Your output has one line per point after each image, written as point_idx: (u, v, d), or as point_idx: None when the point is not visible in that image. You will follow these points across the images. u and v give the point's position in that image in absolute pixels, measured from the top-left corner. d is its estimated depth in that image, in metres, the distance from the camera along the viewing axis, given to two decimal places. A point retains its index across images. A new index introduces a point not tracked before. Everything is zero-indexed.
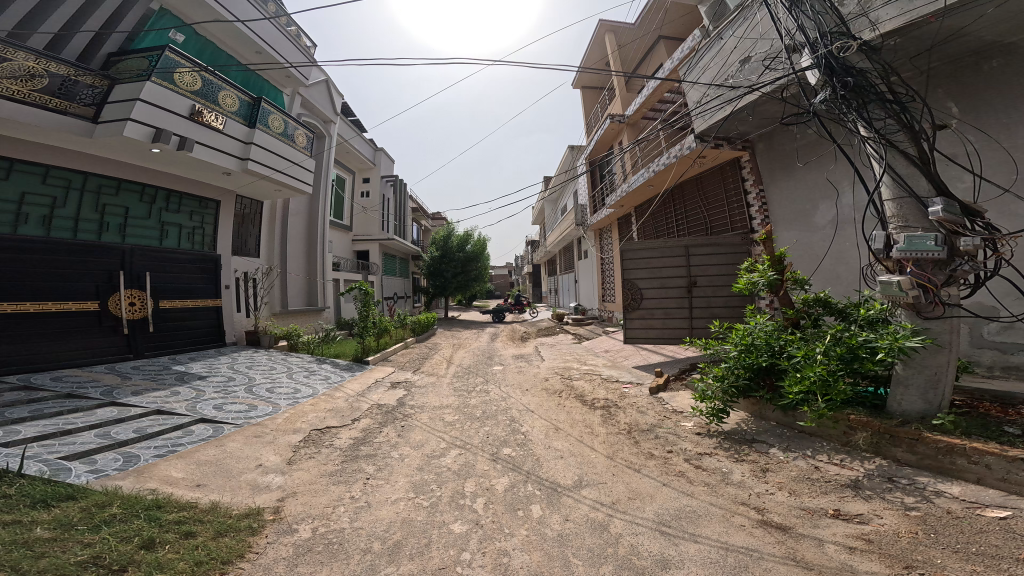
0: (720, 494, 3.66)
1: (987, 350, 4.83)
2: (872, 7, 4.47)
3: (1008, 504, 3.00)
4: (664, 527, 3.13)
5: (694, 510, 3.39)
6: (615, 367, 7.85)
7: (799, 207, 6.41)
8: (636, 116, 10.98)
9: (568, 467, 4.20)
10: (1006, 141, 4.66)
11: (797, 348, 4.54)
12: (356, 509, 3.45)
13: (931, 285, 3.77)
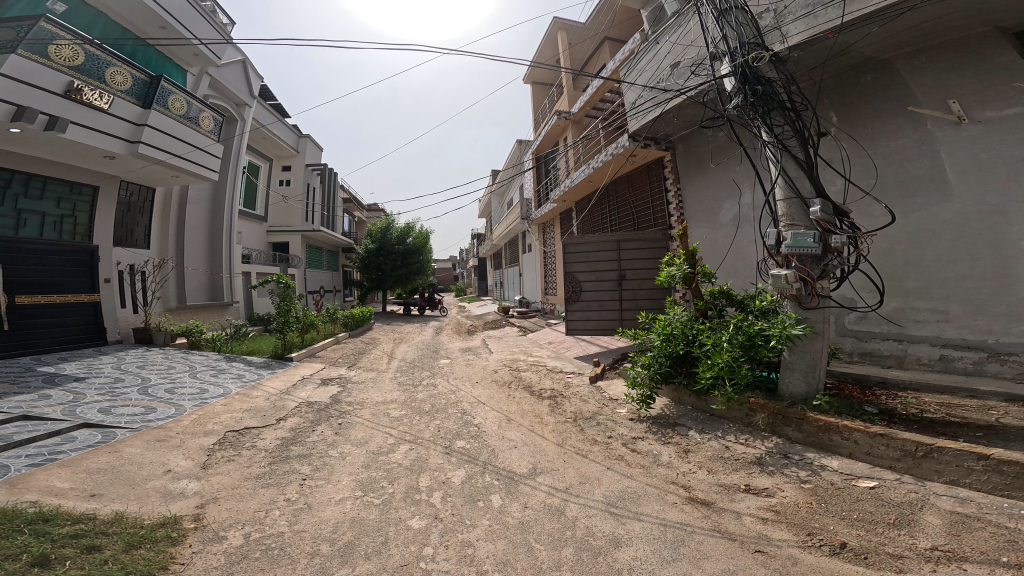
0: (653, 474, 3.92)
1: (847, 338, 5.51)
2: (784, 22, 4.91)
3: (875, 475, 3.51)
4: (613, 508, 3.31)
5: (634, 491, 3.61)
6: (560, 358, 8.07)
7: (708, 206, 6.89)
8: (581, 114, 11.27)
9: (522, 456, 4.28)
10: (870, 149, 5.24)
11: (707, 336, 4.92)
12: (294, 512, 3.30)
13: (809, 278, 4.22)
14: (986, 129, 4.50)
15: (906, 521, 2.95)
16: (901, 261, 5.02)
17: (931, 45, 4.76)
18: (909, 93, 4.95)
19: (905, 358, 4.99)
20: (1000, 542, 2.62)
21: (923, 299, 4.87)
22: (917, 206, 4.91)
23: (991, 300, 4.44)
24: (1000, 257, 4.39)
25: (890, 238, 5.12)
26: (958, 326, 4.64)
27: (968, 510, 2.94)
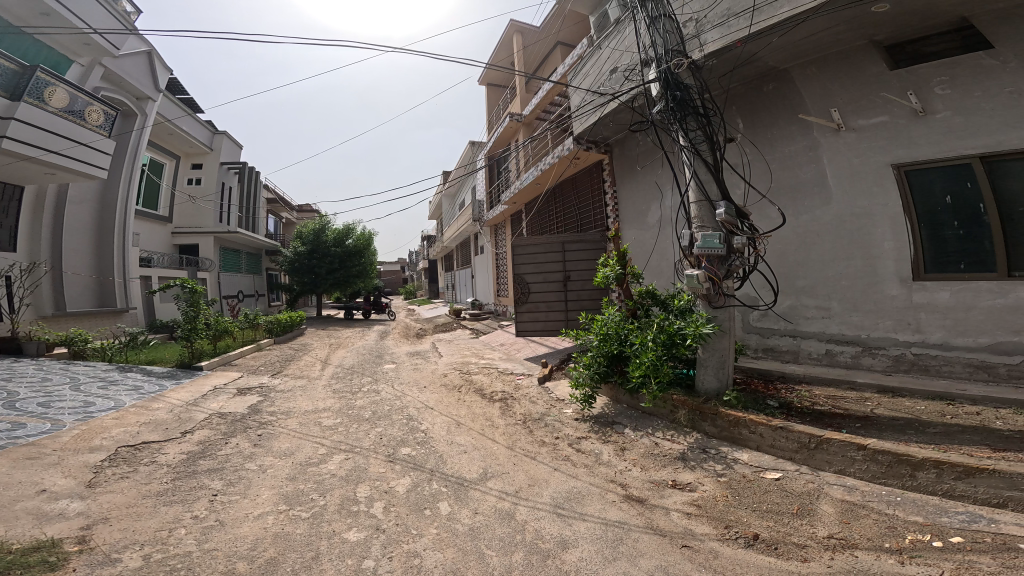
0: (596, 473, 3.97)
1: (753, 334, 5.98)
2: (703, 30, 5.15)
3: (781, 466, 3.81)
4: (560, 509, 3.33)
5: (580, 490, 3.64)
6: (510, 360, 8.05)
7: (638, 208, 7.17)
8: (531, 117, 11.40)
9: (472, 460, 4.20)
10: (768, 156, 5.66)
11: (635, 335, 5.12)
12: (204, 531, 2.95)
13: (717, 277, 4.53)
14: (858, 135, 4.94)
15: (807, 510, 3.21)
16: (793, 261, 5.52)
17: (819, 58, 5.08)
18: (801, 102, 5.30)
19: (800, 353, 5.47)
20: (885, 528, 2.90)
21: (812, 297, 5.38)
22: (805, 210, 5.40)
23: (863, 298, 4.97)
24: (869, 257, 4.93)
25: (784, 238, 5.60)
26: (839, 322, 5.15)
27: (856, 499, 3.25)
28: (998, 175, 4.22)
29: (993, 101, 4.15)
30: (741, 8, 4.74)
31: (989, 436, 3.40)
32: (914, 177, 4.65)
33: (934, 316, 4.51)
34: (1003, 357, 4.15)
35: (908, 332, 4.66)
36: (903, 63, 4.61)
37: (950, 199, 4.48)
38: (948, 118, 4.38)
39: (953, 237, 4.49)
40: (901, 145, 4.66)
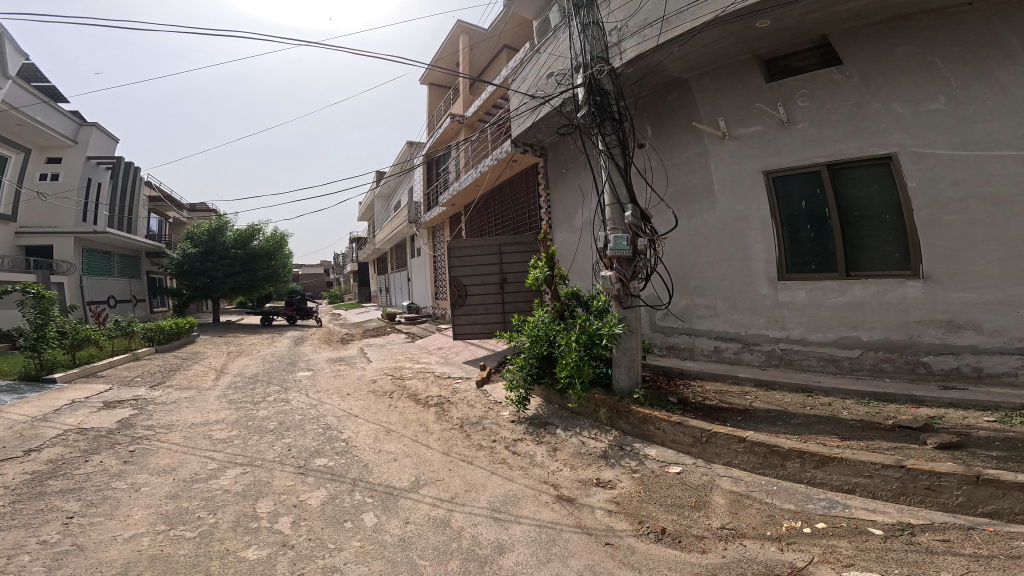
0: (530, 475, 3.96)
1: (658, 333, 6.27)
2: (623, 38, 5.25)
3: (681, 460, 4.06)
4: (497, 513, 3.34)
5: (515, 493, 3.66)
6: (447, 363, 7.80)
7: (565, 210, 7.29)
8: (473, 120, 11.26)
9: (403, 468, 3.96)
10: (668, 162, 5.95)
11: (560, 336, 5.12)
12: (54, 556, 2.45)
13: (625, 279, 4.72)
14: (739, 144, 5.30)
15: (704, 502, 3.46)
16: (686, 262, 5.87)
17: (709, 68, 5.32)
18: (696, 113, 5.56)
19: (695, 349, 5.81)
20: (766, 517, 3.18)
21: (702, 296, 5.74)
22: (696, 213, 5.74)
23: (741, 296, 5.40)
24: (744, 258, 5.36)
25: (679, 240, 5.93)
26: (724, 319, 5.56)
27: (743, 488, 3.54)
28: (842, 184, 4.73)
29: (837, 114, 4.64)
30: (653, 18, 4.90)
31: (839, 425, 3.82)
32: (779, 184, 5.10)
33: (794, 313, 5.01)
34: (845, 348, 4.71)
35: (775, 329, 5.15)
36: (777, 77, 4.96)
37: (805, 205, 4.96)
38: (806, 130, 4.82)
39: (807, 240, 4.98)
40: (770, 154, 5.07)
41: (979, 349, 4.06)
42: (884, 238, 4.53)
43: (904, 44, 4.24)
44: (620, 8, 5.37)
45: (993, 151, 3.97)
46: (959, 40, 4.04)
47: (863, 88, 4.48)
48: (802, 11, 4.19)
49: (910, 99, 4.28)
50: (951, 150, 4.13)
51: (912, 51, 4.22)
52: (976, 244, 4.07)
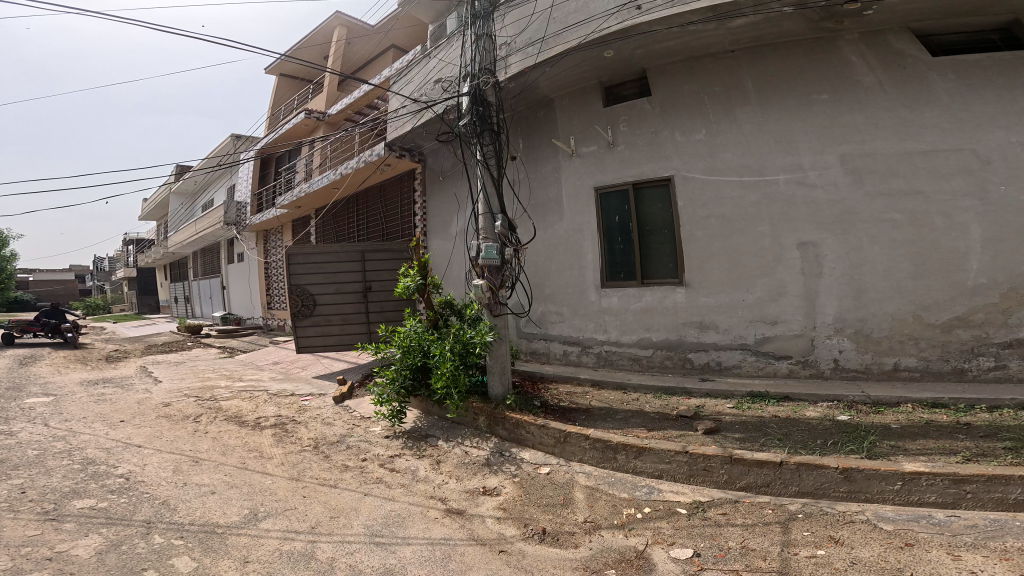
0: (415, 491, 3.75)
1: (524, 338, 6.57)
2: (508, 55, 5.57)
3: (547, 460, 4.28)
4: (377, 538, 3.01)
5: (399, 513, 3.38)
6: (290, 380, 6.72)
7: (441, 218, 7.20)
8: (336, 118, 10.38)
9: (231, 501, 3.19)
10: (529, 174, 6.36)
11: (434, 346, 4.91)
12: None
13: (494, 287, 4.83)
14: (581, 161, 5.88)
15: (569, 499, 3.71)
16: (541, 271, 6.30)
17: (569, 91, 5.93)
18: (555, 130, 6.08)
19: (551, 353, 6.25)
20: (610, 506, 3.58)
21: (554, 303, 6.19)
22: (550, 224, 6.18)
23: (579, 303, 5.96)
24: (581, 267, 5.93)
25: (536, 251, 6.33)
26: (569, 325, 6.07)
27: (594, 482, 3.92)
28: (643, 201, 5.53)
29: (642, 139, 5.48)
30: (535, 39, 5.30)
31: (645, 418, 4.56)
32: (603, 200, 5.74)
33: (613, 318, 5.71)
34: (642, 348, 5.57)
35: (600, 332, 5.82)
36: (611, 104, 5.72)
37: (618, 219, 5.66)
38: (624, 151, 5.58)
39: (619, 251, 5.68)
40: (600, 172, 5.73)
41: (719, 345, 5.23)
42: (666, 250, 5.43)
43: (689, 82, 5.23)
44: (512, 24, 5.61)
45: (734, 177, 5.08)
46: (719, 83, 5.10)
47: (661, 117, 5.37)
48: (635, 46, 4.96)
49: (684, 130, 5.27)
50: (704, 174, 5.19)
51: (694, 88, 5.22)
52: (714, 256, 5.19)
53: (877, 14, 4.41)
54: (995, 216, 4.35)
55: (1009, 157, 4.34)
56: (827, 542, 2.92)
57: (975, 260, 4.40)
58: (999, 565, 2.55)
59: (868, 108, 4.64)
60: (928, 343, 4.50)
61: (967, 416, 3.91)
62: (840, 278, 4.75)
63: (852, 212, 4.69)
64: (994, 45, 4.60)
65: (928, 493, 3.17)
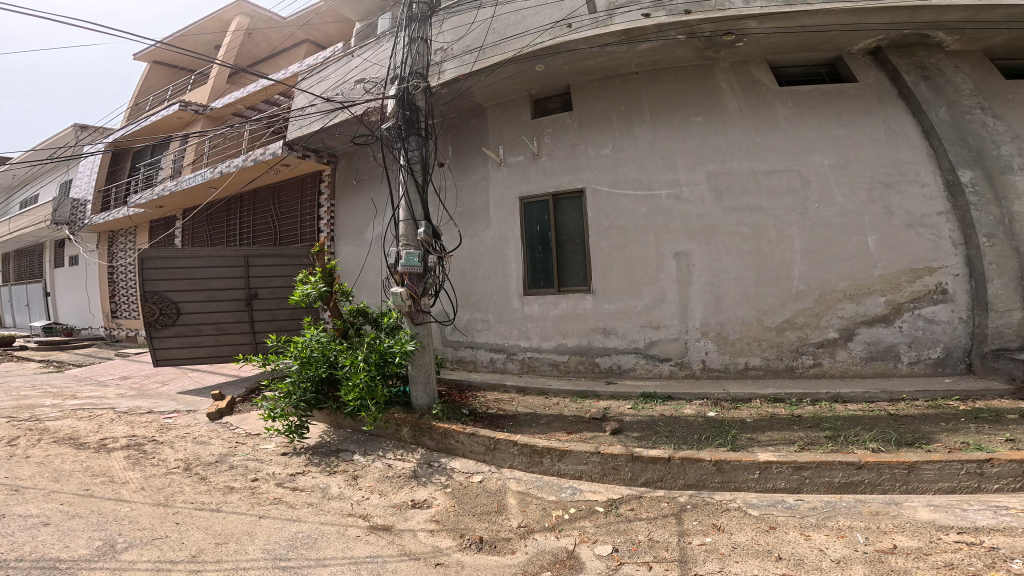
0: (326, 511, 3.24)
1: (449, 347, 6.71)
2: (444, 61, 5.93)
3: (479, 469, 4.06)
4: (282, 562, 2.52)
5: (308, 535, 2.87)
6: (145, 398, 5.69)
7: (354, 224, 7.32)
8: (222, 113, 9.66)
9: (68, 533, 2.45)
10: (459, 182, 6.75)
11: (344, 356, 4.43)
12: None
13: (416, 295, 4.56)
14: (509, 170, 6.39)
15: (503, 505, 3.53)
16: (467, 278, 6.59)
17: (500, 102, 6.52)
18: (484, 140, 6.57)
19: (477, 361, 6.44)
20: (541, 509, 3.47)
21: (480, 310, 6.45)
22: (476, 232, 6.57)
23: (504, 310, 6.28)
24: (505, 275, 6.29)
25: (461, 258, 6.66)
26: (494, 332, 6.34)
27: (525, 487, 3.79)
28: (561, 211, 6.10)
29: (558, 152, 6.13)
30: (473, 47, 5.75)
31: (564, 421, 4.65)
32: (528, 209, 6.24)
33: (536, 324, 6.07)
34: (560, 354, 5.96)
35: (524, 339, 6.13)
36: (537, 116, 6.37)
37: (539, 229, 6.15)
38: (547, 162, 6.18)
39: (539, 260, 6.14)
40: (525, 182, 6.26)
41: (619, 350, 5.72)
42: (578, 259, 5.98)
43: (602, 100, 6.03)
44: (450, 30, 6.01)
45: (630, 192, 5.80)
46: (623, 103, 5.93)
47: (579, 131, 6.07)
48: (562, 62, 5.67)
49: (595, 144, 5.99)
50: (609, 187, 5.87)
51: (605, 106, 6.00)
52: (614, 267, 5.77)
53: (747, 46, 5.48)
54: (811, 229, 5.37)
55: (824, 176, 5.42)
56: (710, 530, 3.09)
57: (796, 269, 5.36)
58: (840, 542, 2.82)
59: (728, 132, 5.64)
60: (767, 344, 5.38)
61: (797, 408, 4.60)
62: (704, 287, 5.52)
63: (711, 225, 5.55)
64: (822, 78, 5.85)
65: (779, 480, 3.46)
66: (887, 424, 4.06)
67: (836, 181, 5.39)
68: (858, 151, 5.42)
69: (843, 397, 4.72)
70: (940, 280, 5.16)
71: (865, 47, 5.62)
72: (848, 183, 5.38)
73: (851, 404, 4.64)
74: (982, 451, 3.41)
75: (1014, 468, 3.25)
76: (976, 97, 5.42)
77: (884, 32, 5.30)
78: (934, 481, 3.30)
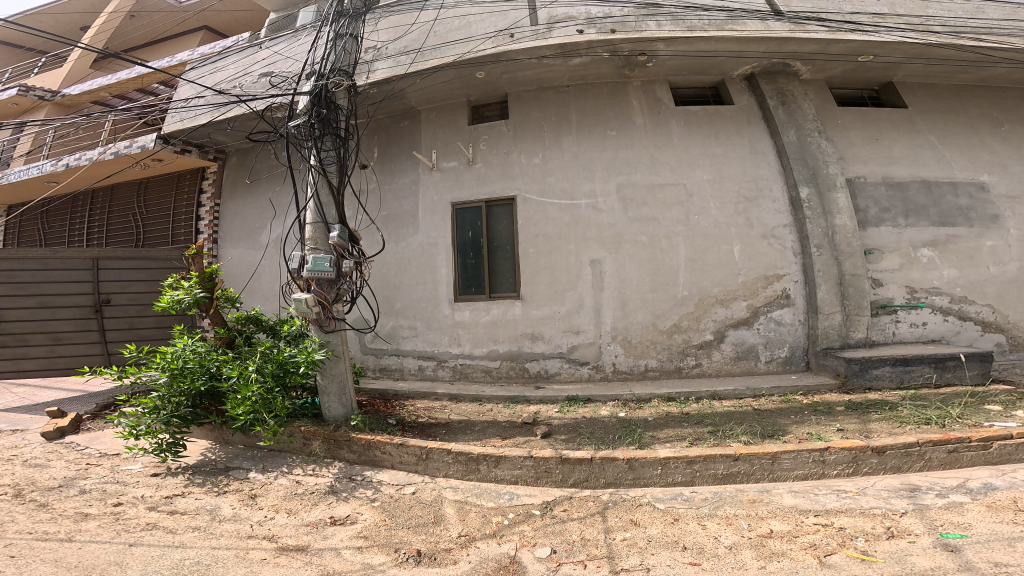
0: (218, 534, 3.04)
1: (371, 356, 6.41)
2: (374, 61, 5.75)
3: (412, 480, 3.93)
4: None
5: (197, 560, 2.71)
6: None
7: (246, 226, 7.16)
8: (77, 99, 8.65)
9: None
10: (384, 185, 6.57)
11: (232, 367, 4.09)
12: None
13: (326, 302, 4.27)
14: (442, 175, 6.33)
15: (440, 516, 3.44)
16: (390, 284, 6.40)
17: (437, 106, 6.47)
18: (415, 144, 6.47)
19: (404, 369, 6.23)
20: (482, 516, 3.43)
21: (405, 317, 6.29)
22: (402, 237, 6.42)
23: (432, 318, 6.17)
24: (435, 282, 6.21)
25: (383, 263, 6.46)
26: (423, 340, 6.19)
27: (463, 496, 3.72)
28: (493, 218, 6.15)
29: (488, 159, 6.20)
30: (411, 48, 5.62)
31: (498, 427, 4.65)
32: (461, 216, 6.23)
33: (466, 331, 6.04)
34: (492, 360, 5.96)
35: (455, 345, 6.06)
36: (475, 123, 6.37)
37: (471, 235, 6.17)
38: (482, 170, 6.21)
39: (471, 265, 6.15)
40: (458, 188, 6.24)
41: (547, 354, 5.87)
42: (509, 265, 6.05)
43: (536, 110, 6.19)
44: (386, 30, 5.86)
45: (555, 202, 5.99)
46: (554, 115, 6.15)
47: (514, 140, 6.17)
48: (503, 70, 5.74)
49: (526, 153, 6.13)
50: (539, 196, 6.02)
51: (539, 116, 6.17)
52: (542, 272, 5.92)
53: (655, 66, 5.92)
54: (693, 238, 5.85)
55: (705, 190, 5.94)
56: (626, 526, 3.24)
57: (682, 276, 5.81)
58: (729, 530, 3.08)
59: (636, 146, 6.03)
60: (663, 347, 5.76)
61: (687, 406, 4.99)
62: (613, 292, 5.82)
63: (619, 234, 5.87)
64: (706, 99, 6.39)
65: (676, 474, 3.73)
66: (753, 418, 4.56)
67: (713, 194, 5.93)
68: (730, 167, 5.99)
69: (720, 395, 5.23)
70: (784, 286, 5.82)
71: (743, 73, 6.22)
72: (724, 198, 5.93)
73: (724, 400, 5.18)
74: (822, 440, 3.91)
75: (847, 454, 3.69)
76: (816, 124, 6.14)
77: (760, 59, 5.89)
78: (790, 469, 3.70)
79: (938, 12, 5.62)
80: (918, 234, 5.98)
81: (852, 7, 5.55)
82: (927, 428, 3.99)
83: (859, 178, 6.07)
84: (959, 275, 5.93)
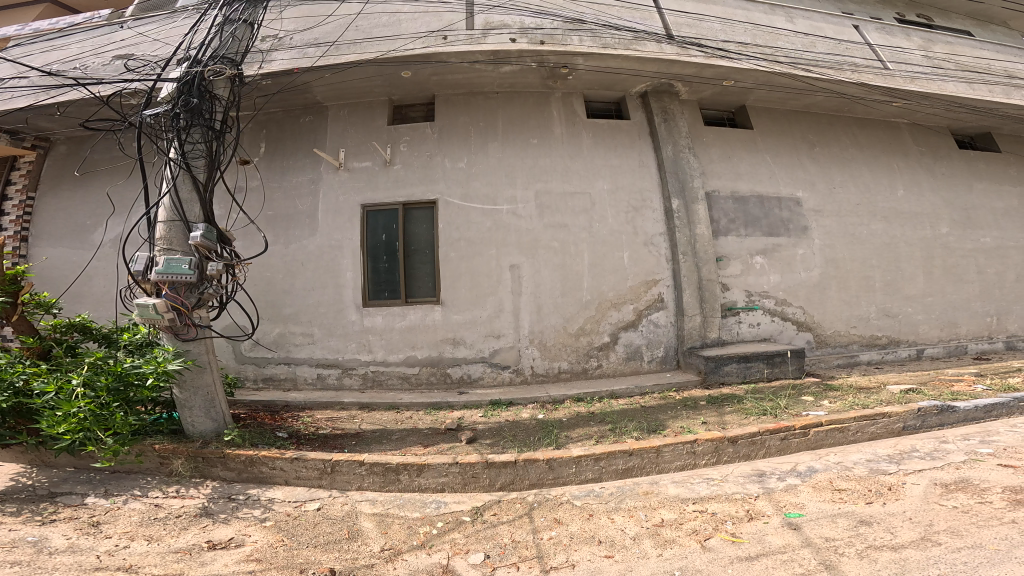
0: (49, 568, 2.64)
1: (248, 365, 5.98)
2: (272, 51, 5.38)
3: (314, 495, 3.70)
4: None
5: None
6: None
7: (72, 223, 6.40)
8: None
9: None
10: (275, 183, 6.17)
11: (52, 381, 3.54)
12: None
13: (182, 308, 3.83)
14: (350, 175, 6.10)
15: (356, 531, 3.28)
16: (279, 288, 6.00)
17: (350, 103, 6.23)
18: (319, 142, 6.17)
19: (297, 379, 5.88)
20: (407, 527, 3.32)
21: (296, 324, 5.94)
22: (295, 238, 6.07)
23: (335, 323, 5.90)
24: (337, 286, 5.94)
25: (269, 266, 6.05)
26: (321, 347, 5.89)
27: (383, 508, 3.57)
28: (411, 221, 6.03)
29: (404, 161, 6.08)
30: (322, 41, 5.36)
31: (419, 435, 4.54)
32: (373, 218, 6.03)
33: (376, 337, 5.85)
34: (409, 366, 5.83)
35: (364, 353, 5.84)
36: (395, 123, 6.21)
37: (385, 237, 5.99)
38: (400, 171, 6.07)
39: (383, 269, 5.97)
40: (370, 189, 6.04)
41: (468, 359, 5.85)
42: (426, 269, 5.96)
43: (463, 114, 6.18)
44: (292, 19, 5.51)
45: (477, 207, 6.02)
46: (481, 120, 6.18)
47: (437, 143, 6.11)
48: (431, 72, 5.66)
49: (449, 157, 6.09)
50: (460, 200, 6.01)
51: (466, 120, 6.17)
52: (461, 277, 5.91)
53: (576, 79, 6.16)
54: (595, 245, 6.15)
55: (605, 200, 6.27)
56: (551, 524, 3.31)
57: (586, 281, 6.09)
58: (630, 521, 3.27)
59: (550, 155, 6.24)
60: (570, 348, 5.99)
61: (594, 405, 5.27)
62: (530, 297, 5.96)
63: (535, 240, 6.03)
64: (611, 115, 6.79)
65: (587, 471, 3.89)
66: (641, 415, 4.89)
67: (611, 204, 6.28)
68: (624, 179, 6.39)
69: (616, 394, 5.54)
70: (660, 290, 6.28)
71: (639, 90, 6.66)
72: (624, 208, 6.32)
73: (620, 398, 5.49)
74: (693, 433, 4.27)
75: (710, 445, 4.06)
76: (688, 140, 6.69)
77: (652, 78, 6.33)
78: (671, 461, 4.01)
79: (785, 44, 6.36)
80: (753, 243, 6.74)
81: (724, 35, 6.15)
82: (764, 418, 4.50)
83: (714, 192, 6.71)
84: (780, 279, 6.77)
